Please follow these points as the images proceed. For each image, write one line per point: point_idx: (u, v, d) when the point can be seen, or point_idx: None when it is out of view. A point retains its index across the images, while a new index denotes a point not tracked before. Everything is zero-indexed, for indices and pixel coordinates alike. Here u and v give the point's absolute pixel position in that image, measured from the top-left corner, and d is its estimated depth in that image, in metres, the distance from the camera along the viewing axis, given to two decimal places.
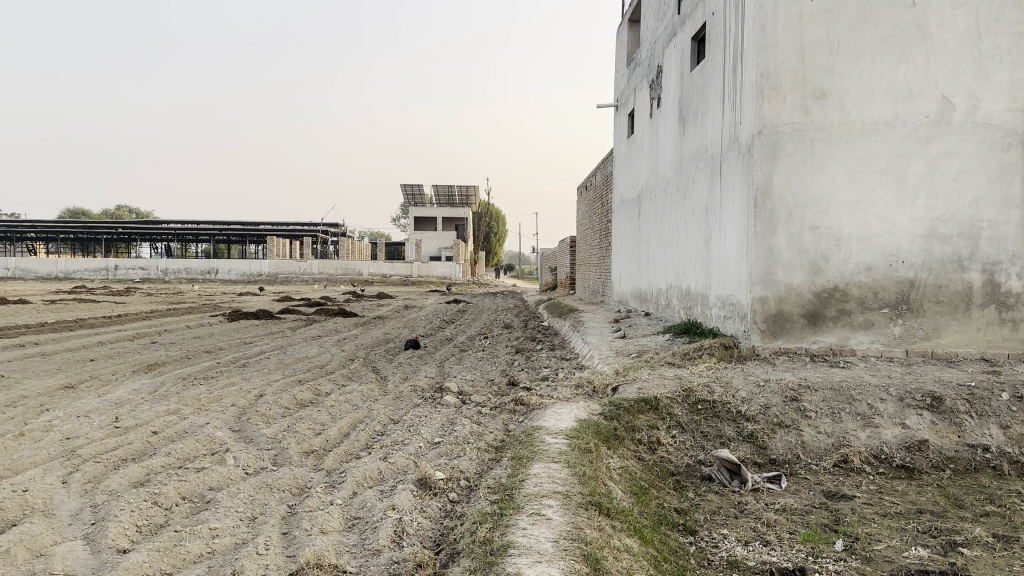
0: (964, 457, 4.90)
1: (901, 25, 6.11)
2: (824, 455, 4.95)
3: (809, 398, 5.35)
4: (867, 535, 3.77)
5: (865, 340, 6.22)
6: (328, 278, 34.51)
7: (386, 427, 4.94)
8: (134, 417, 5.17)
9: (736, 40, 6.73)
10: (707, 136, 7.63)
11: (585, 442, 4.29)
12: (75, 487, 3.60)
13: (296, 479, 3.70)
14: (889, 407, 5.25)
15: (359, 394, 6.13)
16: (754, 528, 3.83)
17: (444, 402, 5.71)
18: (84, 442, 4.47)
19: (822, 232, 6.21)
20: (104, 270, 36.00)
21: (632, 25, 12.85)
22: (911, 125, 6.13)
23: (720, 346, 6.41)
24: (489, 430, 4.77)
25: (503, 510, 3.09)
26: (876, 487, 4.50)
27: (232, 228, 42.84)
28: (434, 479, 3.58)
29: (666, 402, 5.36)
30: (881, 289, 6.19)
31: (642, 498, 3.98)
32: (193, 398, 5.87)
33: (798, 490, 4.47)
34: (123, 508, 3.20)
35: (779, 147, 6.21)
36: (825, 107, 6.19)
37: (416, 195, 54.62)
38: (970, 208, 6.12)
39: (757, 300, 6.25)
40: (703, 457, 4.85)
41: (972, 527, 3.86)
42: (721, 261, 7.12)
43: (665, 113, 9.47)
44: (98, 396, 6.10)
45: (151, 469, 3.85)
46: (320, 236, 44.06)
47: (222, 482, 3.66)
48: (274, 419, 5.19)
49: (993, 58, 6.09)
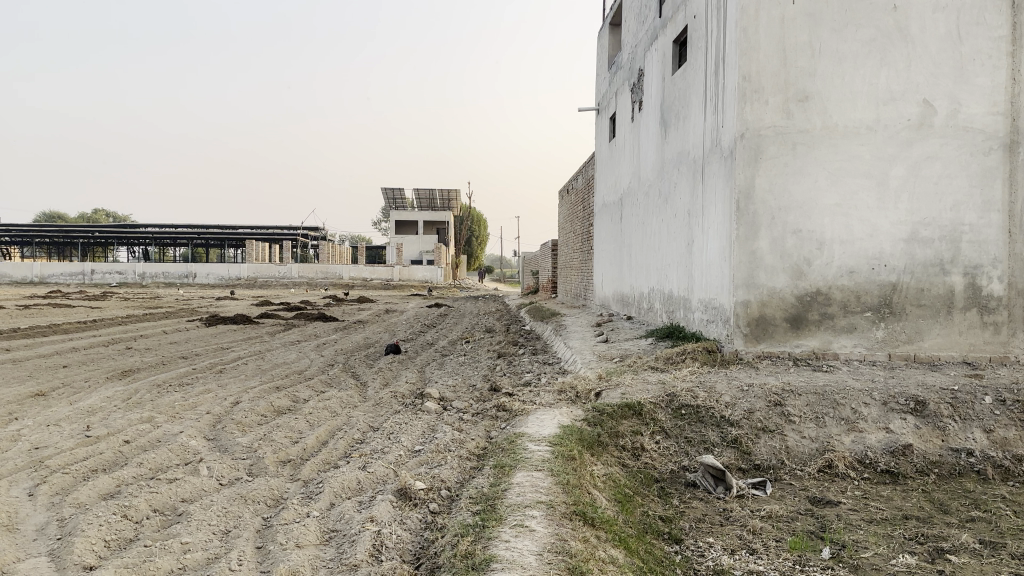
0: (948, 461, 4.88)
1: (883, 28, 6.11)
2: (808, 460, 4.91)
3: (793, 403, 5.31)
4: (854, 542, 3.72)
5: (849, 344, 6.20)
6: (308, 283, 34.22)
7: (366, 435, 4.84)
8: (106, 426, 5.03)
9: (718, 42, 6.69)
10: (690, 139, 7.58)
11: (568, 449, 4.21)
12: (42, 500, 3.47)
13: (272, 491, 3.59)
14: (873, 411, 5.22)
15: (338, 400, 6.02)
16: (740, 536, 3.77)
17: (425, 409, 5.62)
18: (53, 452, 4.33)
19: (804, 235, 6.18)
20: (80, 275, 35.39)
21: (613, 28, 12.79)
22: (892, 128, 6.12)
23: (703, 351, 6.38)
24: (471, 437, 4.69)
25: (485, 522, 3.00)
26: (861, 493, 4.47)
27: (210, 232, 42.45)
28: (414, 490, 3.49)
29: (649, 407, 5.30)
30: (864, 292, 6.18)
31: (627, 506, 3.90)
32: (168, 406, 5.73)
33: (783, 496, 4.42)
34: (90, 522, 3.08)
35: (762, 151, 6.19)
36: (807, 110, 6.17)
37: (398, 198, 54.29)
38: (952, 211, 6.12)
39: (740, 304, 6.22)
40: (688, 464, 4.79)
41: (958, 533, 3.83)
42: (703, 264, 7.07)
43: (647, 116, 9.42)
44: (69, 403, 5.95)
45: (122, 480, 3.73)
46: (300, 240, 43.81)
47: (194, 493, 3.55)
48: (250, 427, 5.06)
49: (973, 61, 6.09)
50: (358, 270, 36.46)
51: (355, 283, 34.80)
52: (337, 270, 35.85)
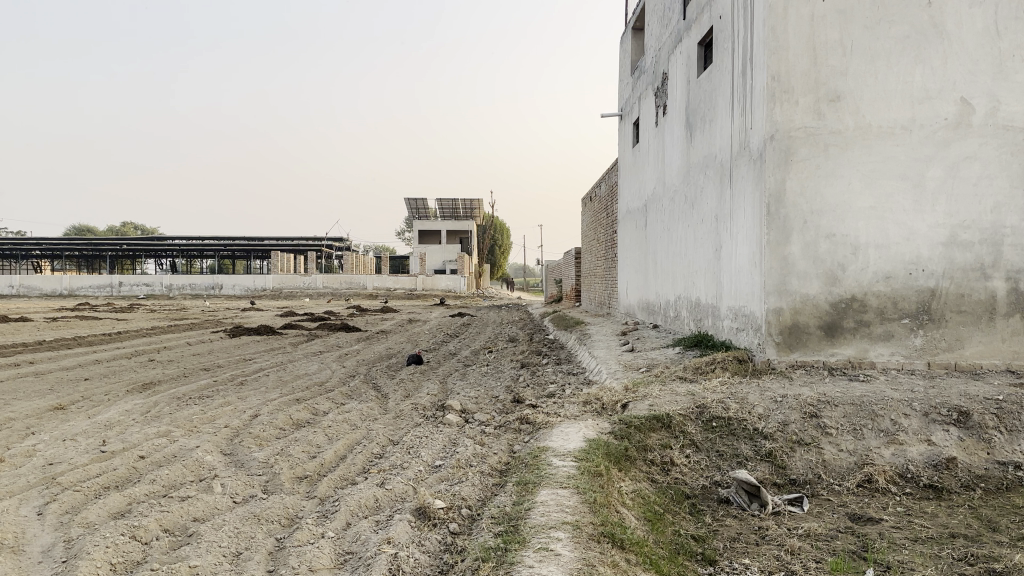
0: (995, 475, 4.64)
1: (917, 24, 5.89)
2: (846, 474, 4.69)
3: (829, 414, 5.10)
4: (899, 563, 3.50)
5: (885, 352, 5.97)
6: (333, 292, 34.32)
7: (385, 450, 4.69)
8: (122, 441, 4.93)
9: (745, 42, 6.50)
10: (716, 142, 7.40)
11: (595, 464, 4.03)
12: (51, 519, 3.35)
13: (286, 509, 3.46)
14: (914, 422, 4.99)
15: (358, 412, 5.90)
16: (778, 557, 3.56)
17: (446, 422, 5.46)
18: (66, 468, 4.24)
19: (838, 240, 5.97)
20: (108, 287, 35.65)
21: (635, 32, 12.65)
22: (929, 128, 5.90)
23: (734, 360, 6.18)
24: (494, 451, 4.53)
25: (508, 545, 2.85)
26: (903, 509, 4.25)
27: (235, 243, 42.67)
28: (434, 508, 3.33)
29: (678, 419, 5.12)
30: (901, 298, 5.95)
31: (657, 525, 3.73)
32: (186, 420, 5.63)
33: (821, 513, 4.21)
34: (97, 544, 2.95)
35: (792, 152, 5.97)
36: (839, 111, 5.96)
37: (421, 207, 54.52)
38: (992, 213, 5.90)
39: (772, 312, 6.00)
40: (720, 479, 4.60)
41: (1010, 553, 3.59)
42: (732, 269, 6.88)
43: (672, 121, 9.23)
44: (88, 417, 5.87)
45: (133, 499, 3.61)
46: (324, 250, 44.01)
47: (206, 512, 3.42)
48: (268, 441, 4.94)
49: (1013, 57, 5.88)
50: (382, 280, 36.54)
51: (378, 292, 34.82)
52: (361, 279, 35.91)
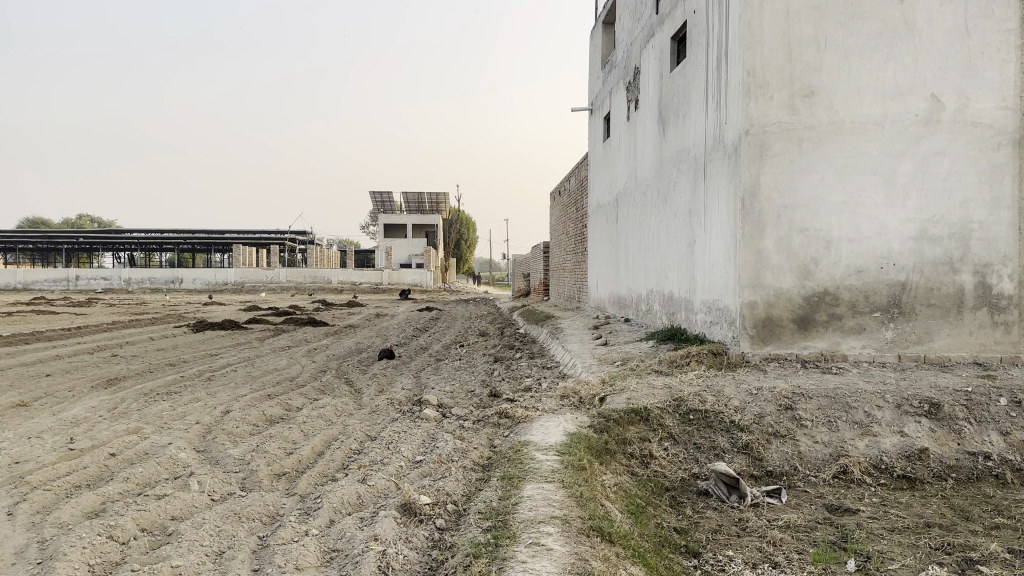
0: (966, 465, 4.71)
1: (889, 22, 5.97)
2: (822, 465, 4.74)
3: (804, 406, 5.15)
4: (879, 553, 3.54)
5: (857, 345, 6.04)
6: (298, 287, 33.91)
7: (363, 445, 4.64)
8: (90, 438, 4.80)
9: (720, 37, 6.53)
10: (690, 137, 7.43)
11: (577, 458, 4.02)
12: (22, 520, 3.24)
13: (267, 506, 3.39)
14: (887, 414, 5.06)
15: (333, 408, 5.81)
16: (761, 548, 3.58)
17: (424, 417, 5.41)
18: (34, 467, 4.11)
19: (811, 234, 6.03)
20: (65, 281, 34.80)
21: (606, 27, 12.67)
22: (900, 124, 5.98)
23: (709, 353, 6.21)
24: (474, 446, 4.50)
25: (498, 541, 2.82)
26: (879, 500, 4.30)
27: (196, 237, 41.95)
28: (419, 504, 3.29)
29: (656, 413, 5.13)
30: (873, 292, 6.03)
31: (640, 518, 3.73)
32: (156, 416, 5.51)
33: (799, 504, 4.24)
34: (73, 545, 2.86)
35: (767, 147, 6.02)
36: (813, 106, 6.01)
37: (387, 201, 54.17)
38: (961, 208, 6.00)
39: (747, 305, 6.04)
40: (699, 471, 4.62)
41: (985, 542, 3.65)
42: (706, 263, 6.92)
43: (644, 115, 9.25)
44: (53, 414, 5.71)
45: (107, 497, 3.51)
46: (288, 244, 43.49)
47: (185, 510, 3.34)
48: (242, 437, 4.85)
49: (982, 55, 5.98)
50: (348, 274, 36.20)
51: (344, 287, 34.48)
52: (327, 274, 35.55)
